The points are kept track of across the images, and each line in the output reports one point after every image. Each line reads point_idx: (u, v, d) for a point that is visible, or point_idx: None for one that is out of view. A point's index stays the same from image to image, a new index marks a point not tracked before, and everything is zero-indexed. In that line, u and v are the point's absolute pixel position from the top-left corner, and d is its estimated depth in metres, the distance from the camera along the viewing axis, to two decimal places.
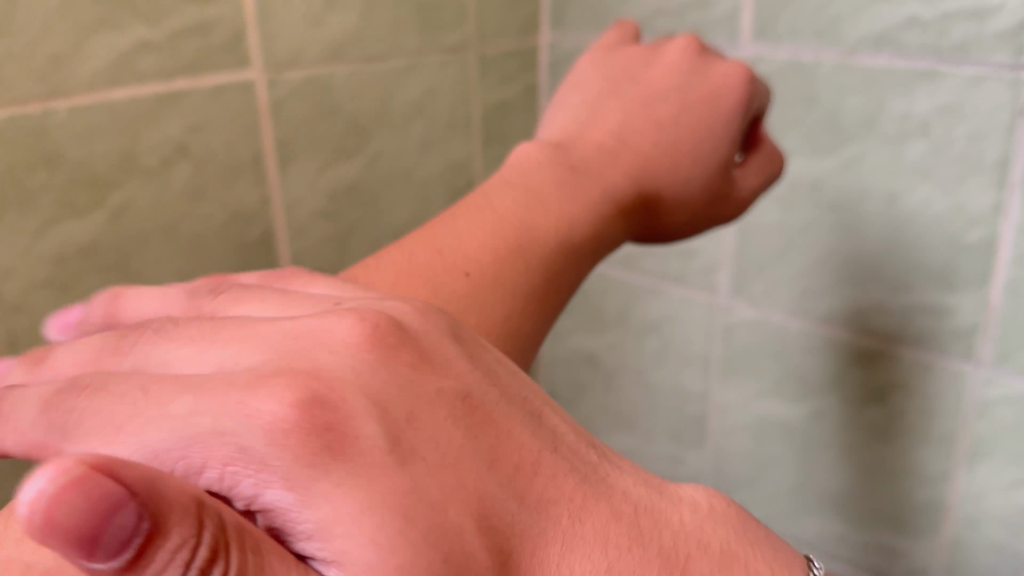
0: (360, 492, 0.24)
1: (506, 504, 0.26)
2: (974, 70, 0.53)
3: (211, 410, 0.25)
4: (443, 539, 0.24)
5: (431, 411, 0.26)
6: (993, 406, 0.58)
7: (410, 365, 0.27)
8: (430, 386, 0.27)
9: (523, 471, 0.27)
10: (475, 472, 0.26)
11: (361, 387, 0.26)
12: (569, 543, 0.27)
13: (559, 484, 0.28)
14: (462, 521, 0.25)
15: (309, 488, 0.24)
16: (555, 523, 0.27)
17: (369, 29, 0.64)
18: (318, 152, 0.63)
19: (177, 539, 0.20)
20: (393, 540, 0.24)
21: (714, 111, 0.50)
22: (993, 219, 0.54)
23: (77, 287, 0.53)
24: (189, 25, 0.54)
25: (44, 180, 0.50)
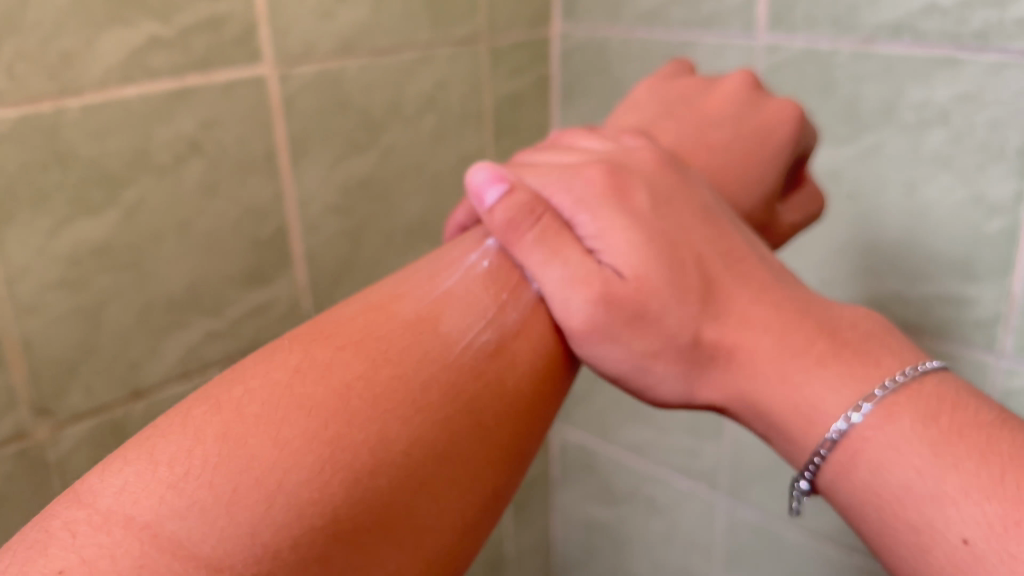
0: (627, 220, 0.38)
1: (715, 263, 0.38)
2: (995, 56, 0.52)
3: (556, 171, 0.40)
4: (672, 254, 0.38)
5: (684, 202, 0.40)
6: (1016, 395, 0.58)
7: (670, 183, 0.41)
8: (686, 196, 0.40)
9: (736, 255, 0.39)
10: (698, 236, 0.39)
11: (643, 177, 0.40)
12: (754, 298, 0.38)
13: (759, 275, 0.39)
14: (684, 254, 0.38)
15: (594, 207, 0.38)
16: (748, 292, 0.38)
17: (380, 22, 0.63)
18: (330, 148, 0.63)
19: (521, 197, 0.38)
20: (639, 243, 0.37)
21: (762, 145, 0.50)
22: (1015, 208, 0.54)
23: (91, 286, 0.52)
24: (200, 21, 0.53)
25: (57, 179, 0.49)
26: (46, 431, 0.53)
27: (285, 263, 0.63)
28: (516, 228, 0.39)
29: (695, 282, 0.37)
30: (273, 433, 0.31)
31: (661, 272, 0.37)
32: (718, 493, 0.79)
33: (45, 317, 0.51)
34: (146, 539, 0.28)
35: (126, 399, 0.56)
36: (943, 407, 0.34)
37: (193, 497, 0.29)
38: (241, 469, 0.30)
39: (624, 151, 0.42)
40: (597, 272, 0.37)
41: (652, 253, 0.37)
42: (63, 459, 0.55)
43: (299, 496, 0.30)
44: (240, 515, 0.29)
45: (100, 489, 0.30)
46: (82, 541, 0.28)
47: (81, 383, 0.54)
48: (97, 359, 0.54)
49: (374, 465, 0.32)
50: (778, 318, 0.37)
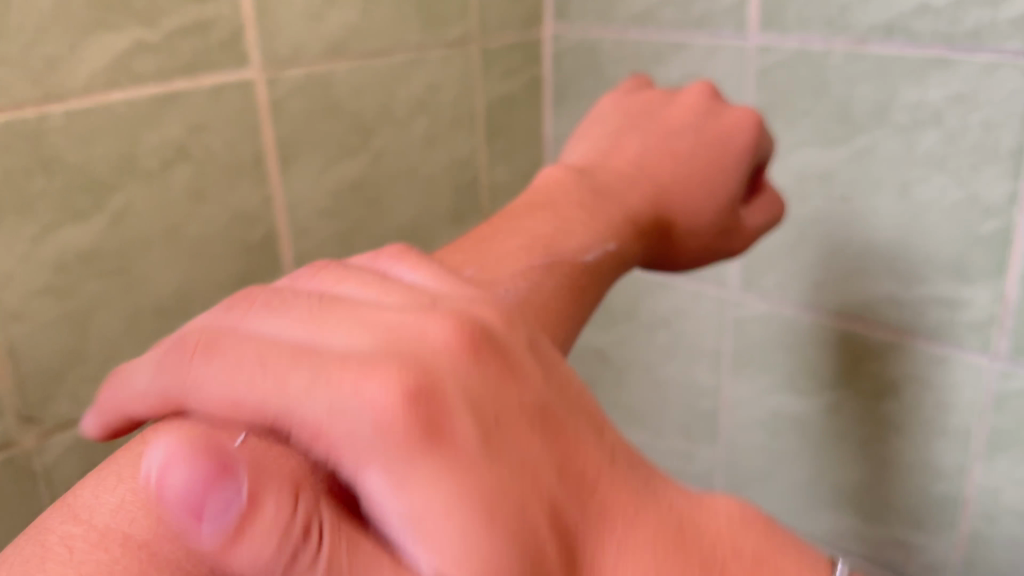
0: (457, 483, 0.24)
1: (574, 506, 0.26)
2: (988, 57, 0.51)
3: (293, 380, 0.25)
4: (525, 532, 0.25)
5: (515, 416, 0.26)
6: (1011, 398, 0.57)
7: (495, 376, 0.27)
8: (516, 399, 0.27)
9: (588, 489, 0.27)
10: (546, 467, 0.26)
11: (450, 381, 0.26)
12: (624, 548, 0.27)
13: (621, 498, 0.27)
14: (536, 518, 0.25)
15: (392, 468, 0.24)
16: (613, 531, 0.27)
17: (370, 24, 0.63)
18: (319, 152, 0.62)
19: (271, 511, 0.22)
20: (465, 537, 0.24)
21: (721, 152, 0.50)
22: (1009, 209, 0.53)
23: (77, 293, 0.52)
24: (186, 25, 0.53)
25: (42, 185, 0.49)
26: (33, 438, 0.53)
27: (275, 268, 0.62)
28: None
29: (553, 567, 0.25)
30: None
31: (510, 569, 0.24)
32: None
33: (32, 323, 0.51)
34: (143, 557, 0.26)
35: None
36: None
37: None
38: None
39: (412, 327, 0.27)
40: None
41: (484, 530, 0.24)
42: (51, 468, 0.54)
43: None
44: None
45: (96, 505, 0.28)
46: (80, 556, 0.26)
47: (69, 390, 0.53)
48: (85, 366, 0.53)
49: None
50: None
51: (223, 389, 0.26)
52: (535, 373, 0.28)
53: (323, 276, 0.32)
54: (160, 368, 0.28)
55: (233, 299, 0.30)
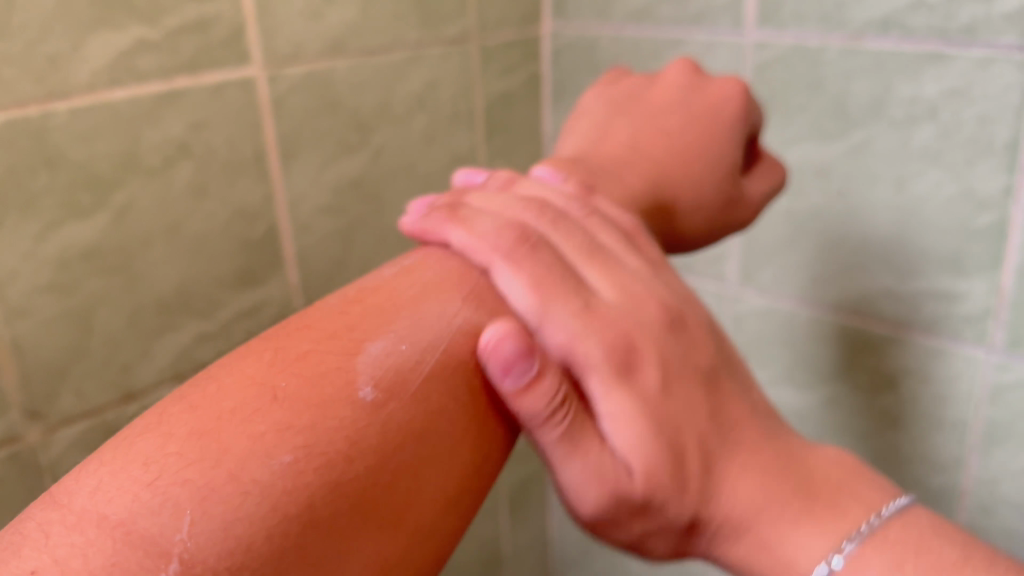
0: (658, 413, 0.33)
1: (718, 439, 0.35)
2: (982, 52, 0.52)
3: (589, 327, 0.33)
4: (677, 444, 0.33)
5: (697, 380, 0.35)
6: (1006, 390, 0.58)
7: (699, 350, 0.36)
8: (705, 367, 0.36)
9: (730, 426, 0.35)
10: (703, 413, 0.35)
11: (654, 345, 0.34)
12: (745, 470, 0.35)
13: (752, 436, 0.36)
14: (698, 445, 0.34)
15: (612, 398, 0.33)
16: (739, 455, 0.35)
17: (369, 22, 0.63)
18: (319, 149, 0.63)
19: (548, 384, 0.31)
20: (649, 437, 0.32)
21: (716, 121, 0.51)
22: (1004, 203, 0.54)
23: (80, 289, 0.52)
24: (188, 24, 0.53)
25: (45, 182, 0.49)
26: (37, 433, 0.53)
27: (275, 264, 0.63)
28: (540, 420, 0.31)
29: (693, 476, 0.34)
30: (246, 426, 0.28)
31: (666, 472, 0.33)
32: None
33: (36, 320, 0.51)
34: (120, 538, 0.24)
35: (119, 401, 0.56)
36: (908, 550, 0.35)
37: (167, 492, 0.25)
38: (216, 462, 0.26)
39: (636, 289, 0.36)
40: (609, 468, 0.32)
41: (660, 444, 0.33)
42: (54, 463, 0.55)
43: (273, 486, 0.26)
44: (214, 509, 0.25)
45: (75, 488, 0.26)
46: (56, 541, 0.25)
47: (73, 385, 0.54)
48: (88, 362, 0.54)
49: (351, 450, 0.28)
50: (765, 487, 0.35)
51: (535, 277, 0.34)
52: (713, 349, 0.37)
53: (604, 224, 0.39)
54: (492, 230, 0.36)
55: (530, 205, 0.37)
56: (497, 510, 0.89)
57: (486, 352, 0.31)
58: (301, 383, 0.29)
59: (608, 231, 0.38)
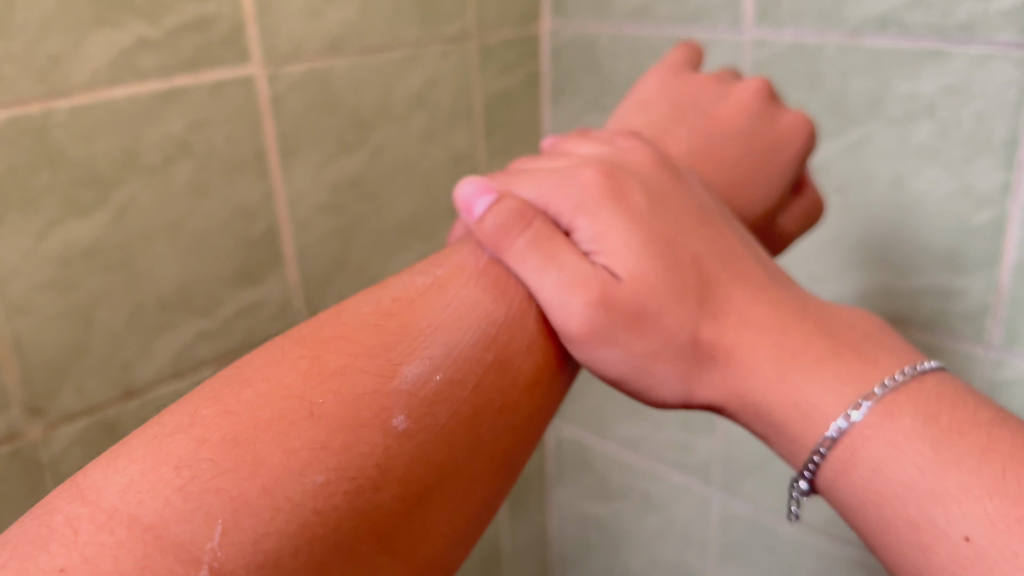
0: (631, 223, 0.38)
1: (715, 266, 0.39)
2: (979, 48, 0.52)
3: (549, 178, 0.41)
4: (670, 253, 0.38)
5: (683, 212, 0.40)
6: (1005, 386, 0.58)
7: (683, 194, 0.41)
8: (689, 203, 0.41)
9: (732, 258, 0.40)
10: (694, 237, 0.39)
11: (641, 180, 0.41)
12: (751, 296, 0.38)
13: (756, 275, 0.39)
14: (684, 255, 0.38)
15: (595, 217, 0.39)
16: (750, 286, 0.39)
17: (368, 20, 0.63)
18: (319, 147, 0.63)
19: (507, 203, 0.39)
20: (624, 245, 0.38)
21: (773, 163, 0.51)
22: (1002, 199, 0.54)
23: (81, 287, 0.53)
24: (188, 22, 0.54)
25: (46, 180, 0.49)
26: (38, 431, 0.53)
27: (275, 262, 0.63)
28: (509, 234, 0.39)
29: (692, 283, 0.38)
30: (284, 441, 0.31)
31: (656, 276, 0.37)
32: (712, 486, 0.80)
33: (36, 318, 0.51)
34: (149, 540, 0.27)
35: (120, 399, 0.56)
36: (941, 407, 0.35)
37: (198, 500, 0.29)
38: (249, 475, 0.30)
39: (632, 156, 0.43)
40: (590, 273, 0.37)
41: (651, 256, 0.38)
42: (55, 460, 0.55)
43: (303, 505, 0.30)
44: (245, 521, 0.29)
45: (104, 486, 0.29)
46: (84, 539, 0.27)
47: (73, 383, 0.54)
48: (88, 360, 0.54)
49: (378, 475, 0.32)
50: (775, 315, 0.38)
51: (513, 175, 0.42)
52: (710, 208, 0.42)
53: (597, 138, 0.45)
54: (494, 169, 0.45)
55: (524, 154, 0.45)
56: None
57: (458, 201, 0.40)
58: (341, 404, 0.33)
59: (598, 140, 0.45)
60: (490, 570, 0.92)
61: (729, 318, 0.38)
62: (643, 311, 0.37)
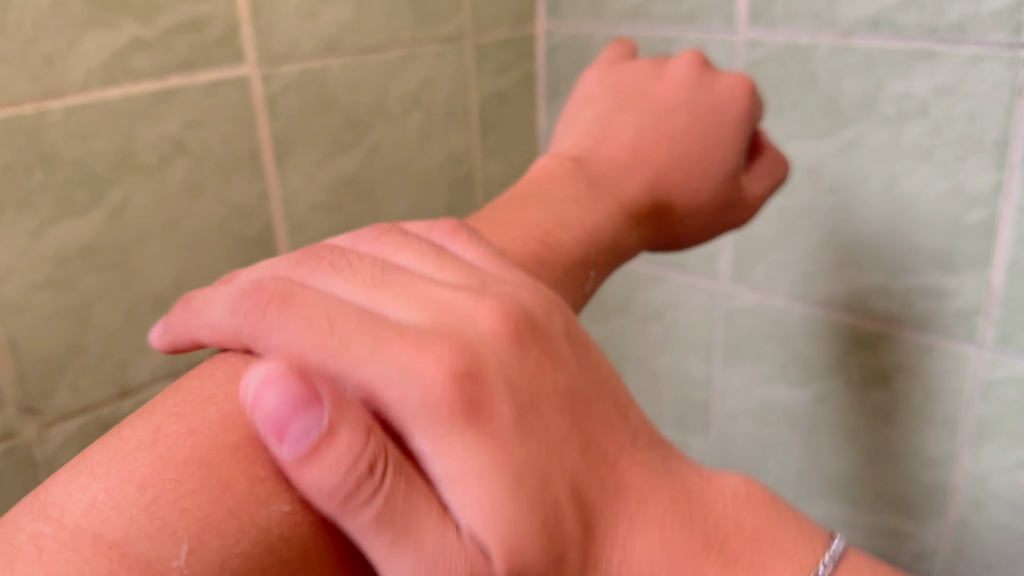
0: (495, 454, 0.26)
1: (597, 484, 0.29)
2: (972, 49, 0.52)
3: (379, 363, 0.26)
4: (546, 491, 0.27)
5: (553, 403, 0.29)
6: (996, 386, 0.58)
7: (552, 368, 0.29)
8: (550, 382, 0.29)
9: (610, 460, 0.30)
10: (572, 447, 0.28)
11: (495, 368, 0.28)
12: (638, 524, 0.29)
13: (638, 473, 0.30)
14: (564, 474, 0.28)
15: (448, 449, 0.26)
16: (630, 504, 0.29)
17: (363, 21, 0.63)
18: (315, 147, 0.63)
19: (345, 439, 0.24)
20: (497, 495, 0.26)
21: (720, 125, 0.51)
22: (993, 199, 0.54)
23: (76, 286, 0.53)
24: (182, 22, 0.54)
25: (41, 180, 0.50)
26: (34, 429, 0.54)
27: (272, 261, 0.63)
28: (344, 501, 0.24)
29: (573, 530, 0.27)
30: (251, 463, 0.28)
31: (539, 537, 0.26)
32: None
33: (32, 316, 0.51)
34: (114, 559, 0.24)
35: (114, 398, 0.57)
36: None
37: (165, 518, 0.25)
38: (217, 496, 0.27)
39: (467, 315, 0.29)
40: (455, 544, 0.25)
41: (526, 510, 0.26)
42: (49, 459, 0.55)
43: (269, 530, 0.27)
44: (211, 544, 0.25)
45: (68, 503, 0.26)
46: (49, 557, 0.24)
47: (68, 381, 0.54)
48: (84, 358, 0.54)
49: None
50: (665, 546, 0.30)
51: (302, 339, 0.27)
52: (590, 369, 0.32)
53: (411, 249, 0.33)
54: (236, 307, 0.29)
55: (292, 254, 0.32)
56: None
57: (249, 405, 0.25)
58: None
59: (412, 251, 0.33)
60: None
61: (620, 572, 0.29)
62: None
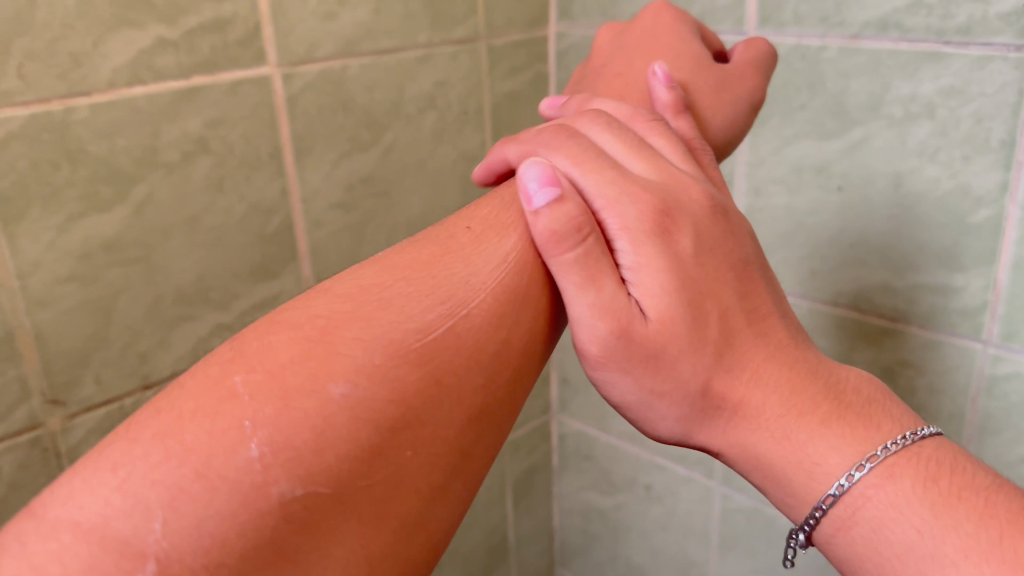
0: (669, 263, 0.37)
1: (736, 319, 0.39)
2: (979, 50, 0.53)
3: (614, 186, 0.38)
4: (698, 304, 0.38)
5: (718, 254, 0.39)
6: (1002, 381, 0.60)
7: (717, 231, 0.40)
8: (723, 243, 0.40)
9: (755, 312, 0.40)
10: (724, 288, 0.39)
11: (693, 219, 0.39)
12: (759, 355, 0.39)
13: (770, 330, 0.40)
14: (710, 304, 0.38)
15: (642, 254, 0.37)
16: (759, 346, 0.40)
17: (381, 23, 0.65)
18: (332, 146, 0.65)
19: (571, 208, 0.36)
20: (667, 290, 0.37)
21: (657, 37, 0.54)
22: (999, 198, 0.55)
23: (100, 281, 0.54)
24: (206, 22, 0.55)
25: (67, 176, 0.51)
26: (58, 420, 0.55)
27: (290, 257, 0.64)
28: (557, 243, 0.36)
29: (713, 334, 0.38)
30: (209, 424, 0.29)
31: (680, 329, 0.37)
32: (715, 480, 0.81)
33: (57, 309, 0.53)
34: (93, 541, 0.27)
35: (137, 389, 0.58)
36: (940, 470, 0.36)
37: (135, 494, 0.27)
38: (180, 461, 0.28)
39: (686, 183, 0.40)
40: (625, 306, 0.37)
41: (680, 301, 0.37)
42: (73, 449, 0.56)
43: (238, 483, 0.28)
44: (183, 507, 0.27)
45: (50, 500, 0.28)
46: (33, 548, 0.27)
47: (92, 373, 0.55)
48: (107, 351, 0.55)
49: (316, 440, 0.30)
50: (787, 380, 0.39)
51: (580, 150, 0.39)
52: (740, 242, 0.41)
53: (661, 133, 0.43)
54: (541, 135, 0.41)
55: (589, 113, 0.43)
56: (502, 501, 0.91)
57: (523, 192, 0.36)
58: (279, 372, 0.31)
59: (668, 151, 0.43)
60: (495, 564, 0.93)
61: (744, 377, 0.39)
62: (666, 357, 0.38)
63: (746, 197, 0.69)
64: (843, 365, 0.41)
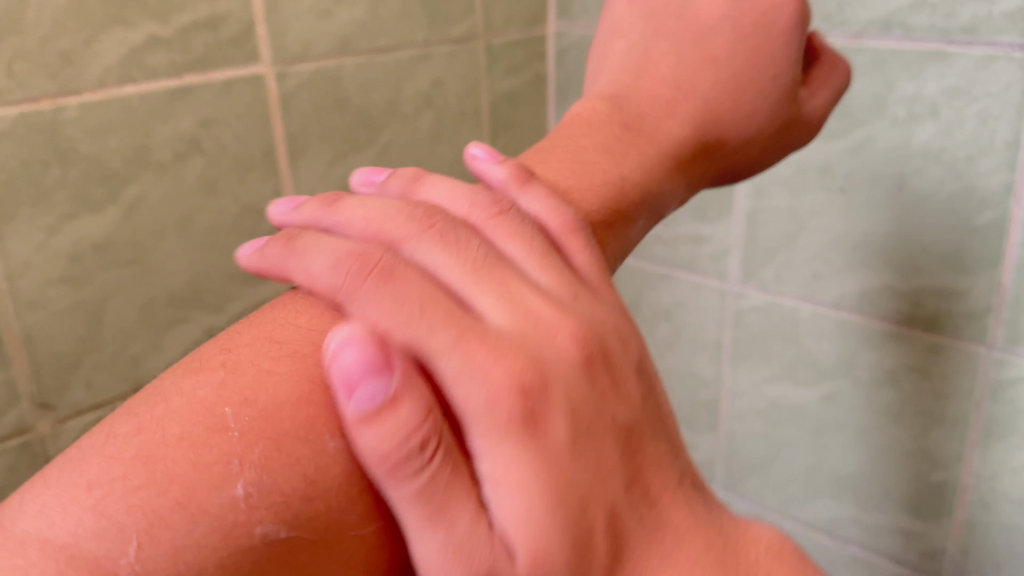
0: (540, 468, 0.24)
1: (631, 519, 0.26)
2: (983, 50, 0.52)
3: (450, 359, 0.24)
4: (583, 521, 0.24)
5: (606, 430, 0.26)
6: (1006, 386, 0.59)
7: (605, 389, 0.26)
8: (613, 409, 0.26)
9: (650, 498, 0.27)
10: (616, 477, 0.26)
11: (565, 390, 0.25)
12: (666, 560, 0.27)
13: (676, 512, 0.28)
14: (598, 511, 0.25)
15: (498, 455, 0.24)
16: (665, 542, 0.27)
17: (377, 22, 0.64)
18: (328, 146, 0.64)
19: (407, 413, 0.22)
20: (545, 513, 0.24)
21: (770, 40, 0.43)
22: (1005, 200, 0.54)
23: (92, 282, 0.53)
24: (199, 21, 0.54)
25: (58, 176, 0.50)
26: (48, 424, 0.54)
27: None
28: (394, 468, 0.23)
29: (602, 560, 0.25)
30: (189, 450, 0.24)
31: (561, 564, 0.24)
32: (716, 485, 0.81)
33: (48, 311, 0.52)
34: (63, 560, 0.22)
35: (129, 393, 0.57)
36: None
37: (113, 514, 0.22)
38: (164, 487, 0.23)
39: (550, 329, 0.26)
40: (479, 550, 0.23)
41: (565, 525, 0.24)
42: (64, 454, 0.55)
43: (220, 523, 0.23)
44: (163, 535, 0.22)
45: (16, 508, 0.23)
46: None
47: (83, 377, 0.54)
48: (99, 354, 0.55)
49: (309, 491, 0.24)
50: None
51: (418, 293, 0.25)
52: (635, 392, 0.28)
53: (517, 228, 0.30)
54: (337, 265, 0.27)
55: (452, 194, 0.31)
56: None
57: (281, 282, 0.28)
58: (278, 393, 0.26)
59: (528, 257, 0.29)
60: None
61: None
62: None
63: (748, 198, 0.68)
64: (749, 538, 0.31)
